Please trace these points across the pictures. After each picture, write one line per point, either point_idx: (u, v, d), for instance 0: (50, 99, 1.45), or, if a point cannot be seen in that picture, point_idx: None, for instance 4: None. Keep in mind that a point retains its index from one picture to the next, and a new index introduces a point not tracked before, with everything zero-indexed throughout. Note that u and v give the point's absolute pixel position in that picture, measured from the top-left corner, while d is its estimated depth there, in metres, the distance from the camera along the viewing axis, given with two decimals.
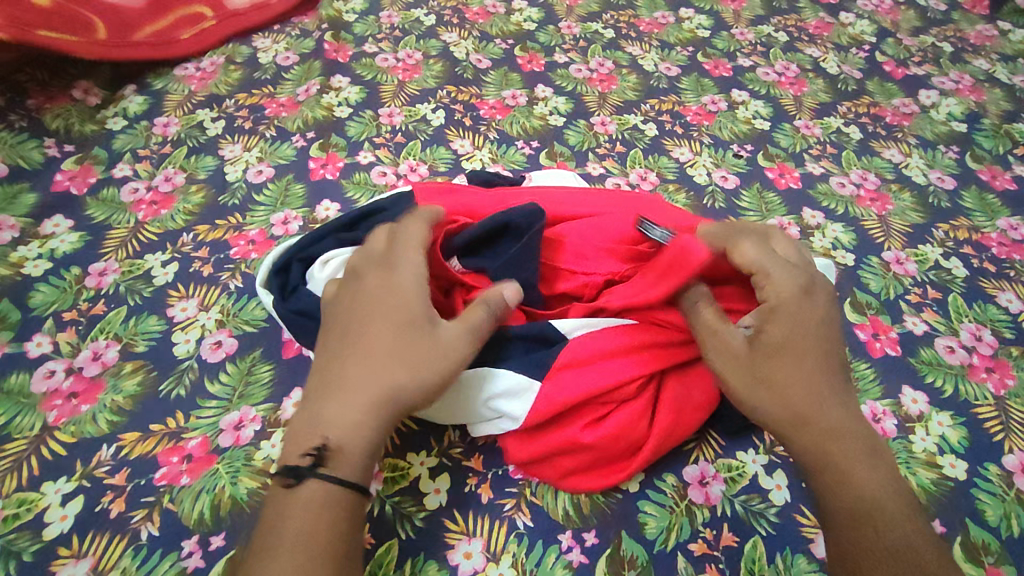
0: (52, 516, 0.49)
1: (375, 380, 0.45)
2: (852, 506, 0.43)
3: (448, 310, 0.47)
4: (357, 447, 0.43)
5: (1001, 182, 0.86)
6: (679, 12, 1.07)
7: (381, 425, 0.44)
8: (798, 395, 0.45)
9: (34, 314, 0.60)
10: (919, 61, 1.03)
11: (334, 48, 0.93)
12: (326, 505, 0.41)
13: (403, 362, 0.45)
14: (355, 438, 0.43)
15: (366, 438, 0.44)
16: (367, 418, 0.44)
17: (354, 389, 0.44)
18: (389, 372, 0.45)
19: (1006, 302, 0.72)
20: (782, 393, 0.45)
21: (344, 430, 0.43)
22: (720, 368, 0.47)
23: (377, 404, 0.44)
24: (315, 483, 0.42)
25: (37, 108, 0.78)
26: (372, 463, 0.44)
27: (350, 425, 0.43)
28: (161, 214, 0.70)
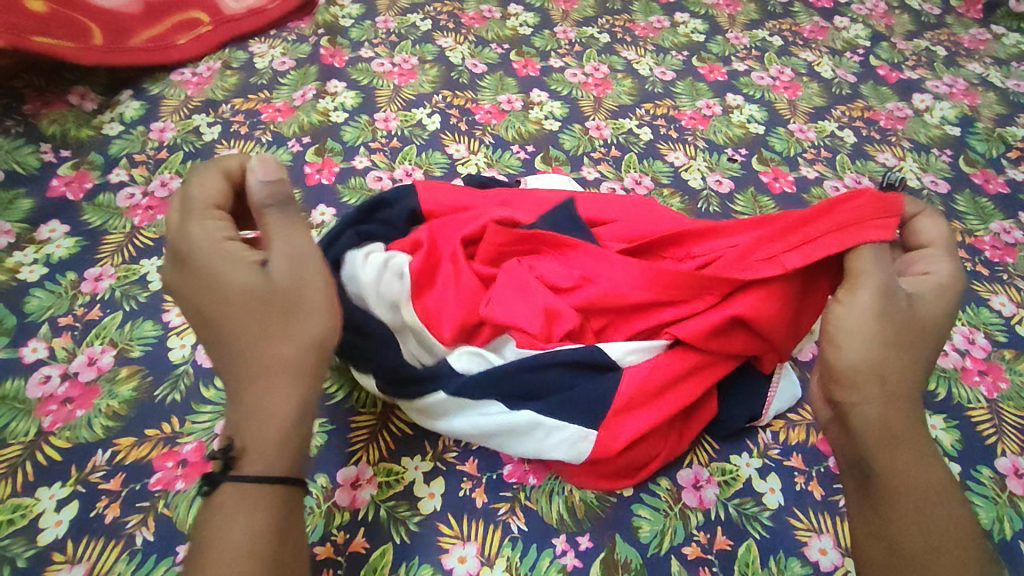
0: (46, 522, 0.49)
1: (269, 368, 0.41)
2: (904, 486, 0.41)
3: (298, 269, 0.43)
4: (271, 440, 0.40)
5: (994, 186, 0.86)
6: (674, 16, 1.08)
7: (296, 411, 0.41)
8: (910, 373, 0.44)
9: (29, 320, 0.60)
10: (912, 65, 1.04)
11: (331, 53, 0.93)
12: (241, 506, 0.38)
13: (283, 342, 0.41)
14: (268, 431, 0.40)
15: (279, 424, 0.40)
16: (277, 408, 0.40)
17: (263, 376, 0.41)
18: (277, 354, 0.41)
19: (999, 305, 0.72)
20: (898, 364, 0.44)
21: (260, 425, 0.40)
22: (853, 311, 0.44)
23: (280, 392, 0.41)
24: (230, 487, 0.38)
25: (33, 114, 0.78)
26: (292, 453, 0.40)
27: (261, 419, 0.40)
28: (157, 219, 0.70)
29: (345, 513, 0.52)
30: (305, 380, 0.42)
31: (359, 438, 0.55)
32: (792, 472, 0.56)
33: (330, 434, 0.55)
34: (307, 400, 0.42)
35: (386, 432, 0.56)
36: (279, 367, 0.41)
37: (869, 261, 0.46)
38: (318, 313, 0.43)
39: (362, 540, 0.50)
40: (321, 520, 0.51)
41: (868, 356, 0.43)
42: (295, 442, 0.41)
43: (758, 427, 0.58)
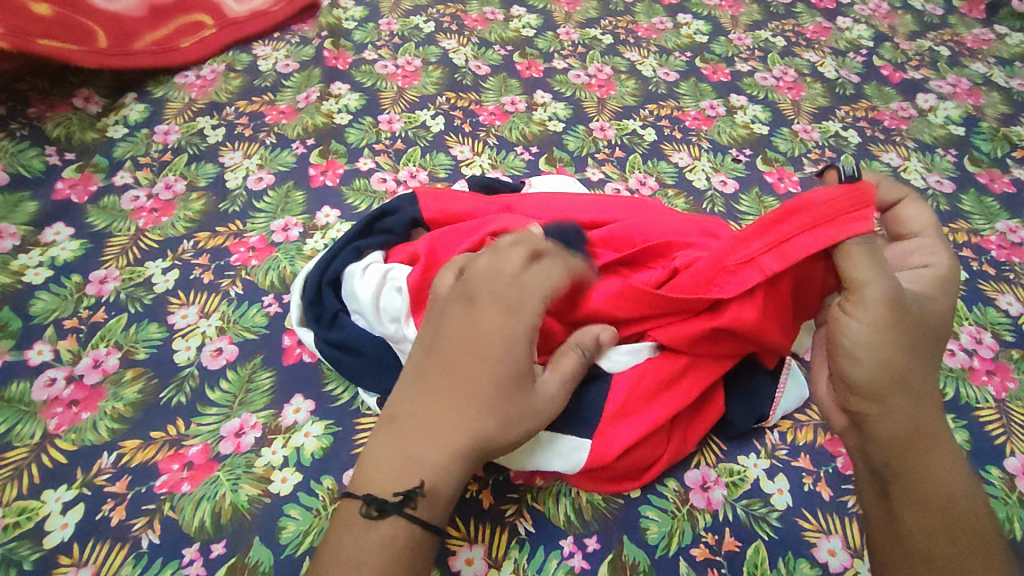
0: (52, 524, 0.49)
1: (472, 427, 0.43)
2: (929, 490, 0.42)
3: (575, 369, 0.47)
4: (442, 491, 0.42)
5: (1000, 185, 0.86)
6: (677, 18, 1.08)
7: (463, 469, 0.43)
8: (924, 370, 0.44)
9: (34, 322, 0.60)
10: (916, 65, 1.04)
11: (334, 55, 0.93)
12: (408, 548, 0.40)
13: (491, 416, 0.44)
14: (441, 481, 0.42)
15: (453, 482, 0.42)
16: (448, 460, 0.42)
17: (448, 428, 0.43)
18: (484, 425, 0.43)
19: (1006, 305, 0.72)
20: (911, 363, 0.44)
21: (433, 471, 0.42)
22: (866, 317, 0.44)
23: (461, 450, 0.43)
24: (401, 523, 0.40)
25: (38, 117, 0.78)
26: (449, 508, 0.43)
27: (435, 467, 0.42)
28: (162, 221, 0.70)
29: None
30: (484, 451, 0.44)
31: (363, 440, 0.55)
32: (800, 472, 0.56)
33: (334, 436, 0.55)
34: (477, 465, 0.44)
35: None
36: (472, 431, 0.43)
37: (869, 266, 0.45)
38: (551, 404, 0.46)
39: None
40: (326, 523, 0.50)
41: (880, 365, 0.44)
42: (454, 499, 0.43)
43: (765, 428, 0.58)
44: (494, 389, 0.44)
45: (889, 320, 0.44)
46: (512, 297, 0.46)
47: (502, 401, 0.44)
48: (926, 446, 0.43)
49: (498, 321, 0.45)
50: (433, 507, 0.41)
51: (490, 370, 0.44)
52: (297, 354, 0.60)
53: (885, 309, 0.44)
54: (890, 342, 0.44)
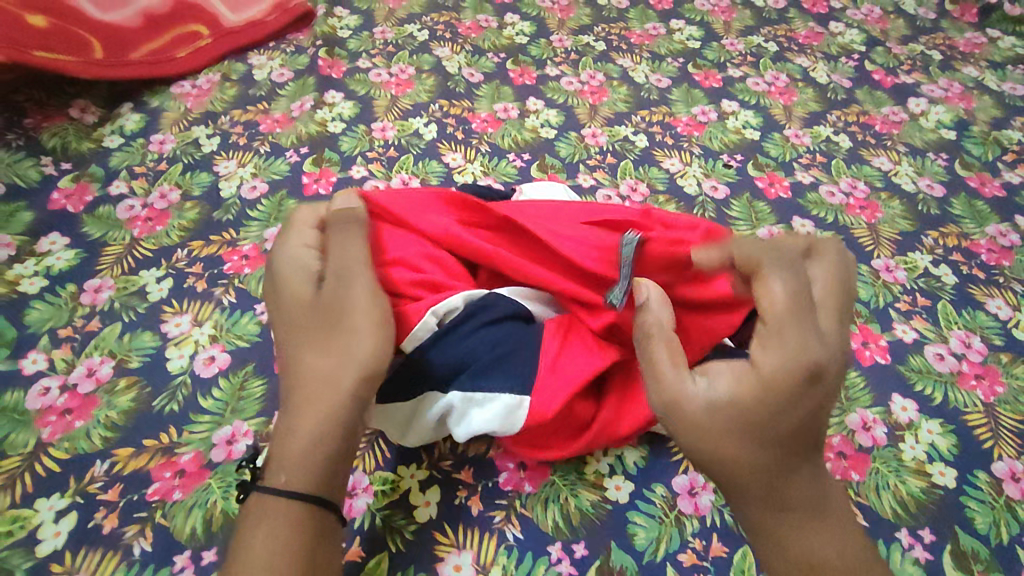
0: (45, 533, 0.50)
1: (307, 391, 0.43)
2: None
3: (360, 288, 0.46)
4: (294, 457, 0.42)
5: (990, 189, 0.87)
6: (670, 23, 1.08)
7: (316, 430, 0.42)
8: (760, 463, 0.40)
9: (29, 332, 0.61)
10: (908, 69, 1.04)
11: (328, 64, 0.94)
12: (263, 517, 0.40)
13: (318, 361, 0.44)
14: (291, 449, 0.42)
15: (303, 440, 0.42)
16: (302, 429, 0.43)
17: (292, 394, 0.44)
18: (315, 374, 0.44)
19: (995, 309, 0.72)
20: (739, 462, 0.40)
21: (280, 442, 0.43)
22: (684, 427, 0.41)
23: (302, 415, 0.43)
24: (258, 496, 0.41)
25: (35, 128, 0.79)
26: (310, 468, 0.42)
27: (286, 437, 0.42)
28: (156, 230, 0.71)
29: None
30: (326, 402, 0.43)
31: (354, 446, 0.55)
32: None
33: None
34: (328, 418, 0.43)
35: (383, 441, 0.56)
36: (321, 386, 0.43)
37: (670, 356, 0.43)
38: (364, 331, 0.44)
39: (358, 549, 0.51)
40: None
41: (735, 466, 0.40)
42: (314, 458, 0.42)
43: None
44: (318, 339, 0.45)
45: (726, 413, 0.40)
46: (302, 269, 0.48)
47: (329, 348, 0.44)
48: (791, 537, 0.40)
49: (294, 291, 0.47)
50: (286, 472, 0.42)
51: (320, 326, 0.45)
52: None
53: (721, 413, 0.40)
54: (721, 444, 0.40)
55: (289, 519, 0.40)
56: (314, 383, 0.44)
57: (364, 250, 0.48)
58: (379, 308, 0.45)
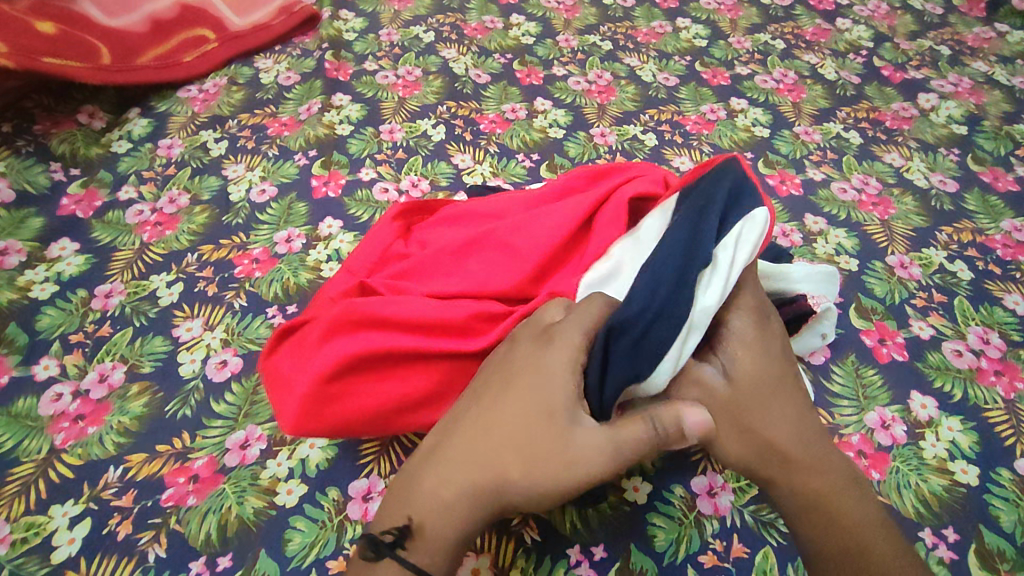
0: (59, 539, 0.49)
1: (458, 470, 0.43)
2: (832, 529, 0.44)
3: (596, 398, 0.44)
4: (442, 538, 0.43)
5: (1004, 184, 0.86)
6: (676, 22, 1.08)
7: (464, 525, 0.43)
8: (785, 425, 0.47)
9: (41, 338, 0.61)
10: (917, 65, 1.04)
11: (335, 67, 0.94)
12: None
13: (517, 460, 0.42)
14: (442, 530, 0.43)
15: (453, 530, 0.43)
16: (455, 516, 0.43)
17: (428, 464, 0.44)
18: (506, 466, 0.43)
19: (1013, 304, 0.72)
20: (758, 431, 0.46)
21: (430, 516, 0.43)
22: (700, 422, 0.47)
23: (467, 507, 0.43)
24: (393, 562, 0.42)
25: (43, 134, 0.79)
26: (450, 559, 0.43)
27: (441, 517, 0.43)
28: (166, 234, 0.71)
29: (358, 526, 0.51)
30: (499, 502, 0.43)
31: (370, 450, 0.55)
32: None
33: (339, 445, 0.55)
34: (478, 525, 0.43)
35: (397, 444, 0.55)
36: (479, 474, 0.43)
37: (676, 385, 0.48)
38: (582, 456, 0.42)
39: None
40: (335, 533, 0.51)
41: (734, 455, 0.46)
42: (452, 550, 0.43)
43: None
44: (509, 434, 0.43)
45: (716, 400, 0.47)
46: (549, 341, 0.45)
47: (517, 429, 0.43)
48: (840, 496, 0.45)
49: (537, 386, 0.44)
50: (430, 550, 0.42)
51: (526, 418, 0.44)
52: None
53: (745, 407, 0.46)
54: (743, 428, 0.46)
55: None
56: (507, 475, 0.42)
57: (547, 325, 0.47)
58: (606, 454, 0.42)
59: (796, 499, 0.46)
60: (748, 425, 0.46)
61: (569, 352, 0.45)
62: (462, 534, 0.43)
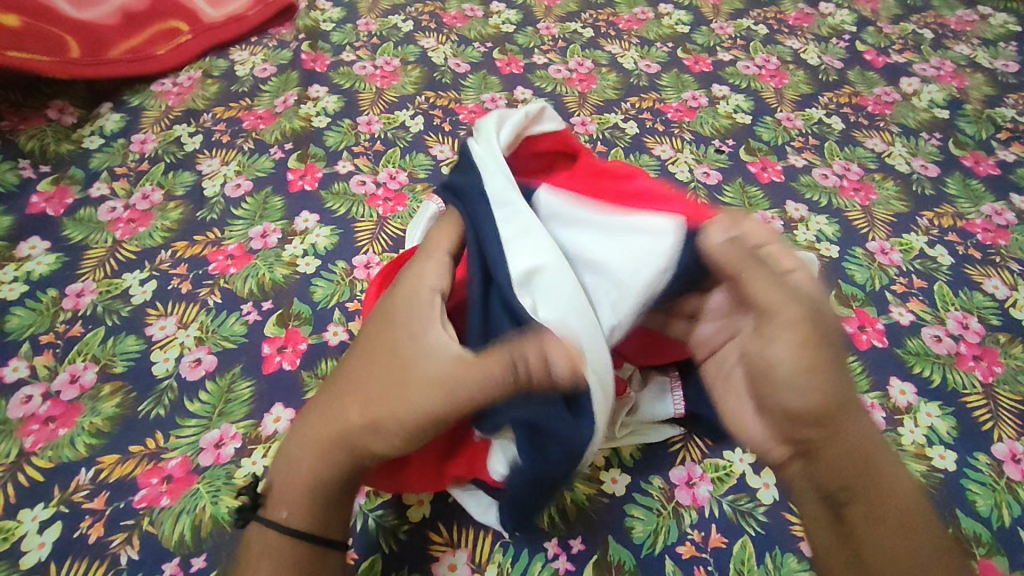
0: (29, 544, 0.49)
1: (321, 425, 0.45)
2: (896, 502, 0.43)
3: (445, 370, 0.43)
4: (298, 493, 0.44)
5: (985, 167, 0.86)
6: (658, 8, 1.07)
7: (323, 482, 0.44)
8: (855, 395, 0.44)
9: (10, 339, 0.60)
10: (899, 49, 1.03)
11: (312, 58, 0.92)
12: (262, 554, 0.44)
13: (358, 412, 0.44)
14: (296, 484, 0.45)
15: (304, 478, 0.45)
16: (309, 471, 0.45)
17: (317, 405, 0.47)
18: (347, 419, 0.44)
19: (992, 288, 0.72)
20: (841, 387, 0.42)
21: (290, 473, 0.45)
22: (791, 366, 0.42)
23: (318, 461, 0.44)
24: (258, 526, 0.45)
25: (11, 130, 0.77)
26: (314, 514, 0.44)
27: (294, 469, 0.45)
28: (139, 232, 0.70)
29: None
30: (350, 460, 0.44)
31: None
32: None
33: None
34: (337, 479, 0.45)
35: None
36: (333, 429, 0.44)
37: (774, 303, 0.42)
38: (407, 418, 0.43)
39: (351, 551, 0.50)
40: None
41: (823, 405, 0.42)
42: (317, 503, 0.44)
43: None
44: (364, 393, 0.44)
45: (814, 345, 0.41)
46: (406, 297, 0.47)
47: (370, 396, 0.44)
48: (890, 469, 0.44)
49: (401, 341, 0.45)
50: (290, 507, 0.44)
51: (374, 397, 0.44)
52: (276, 363, 0.59)
53: (812, 381, 0.41)
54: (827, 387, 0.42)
55: (276, 549, 0.44)
56: (349, 429, 0.44)
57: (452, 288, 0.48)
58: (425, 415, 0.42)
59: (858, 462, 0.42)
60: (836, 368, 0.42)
61: (413, 311, 0.46)
62: (319, 485, 0.44)
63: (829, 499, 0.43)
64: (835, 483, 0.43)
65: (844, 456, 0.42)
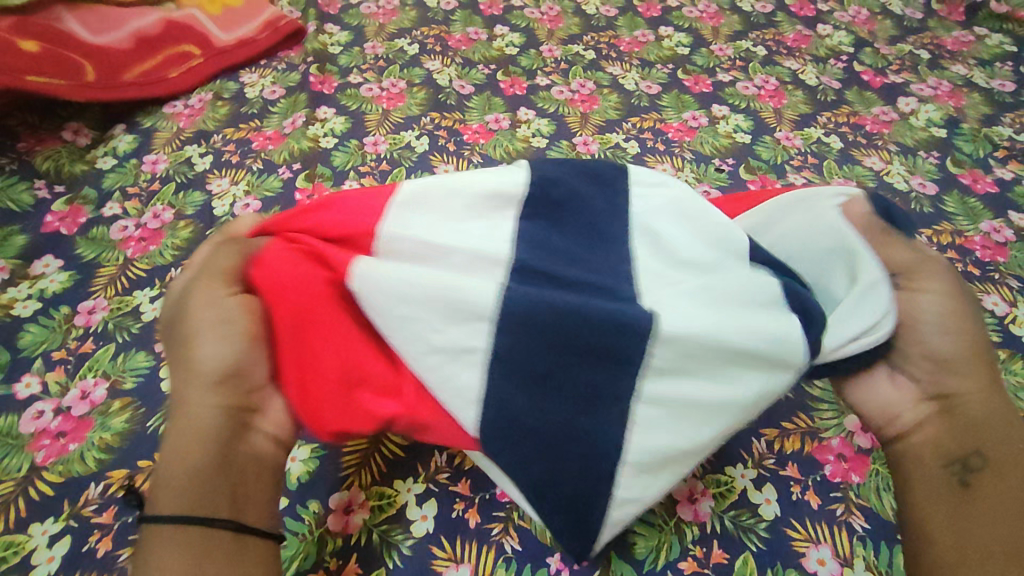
0: (39, 558, 0.49)
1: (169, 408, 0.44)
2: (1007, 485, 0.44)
3: (210, 286, 0.45)
4: (172, 475, 0.40)
5: (983, 186, 0.87)
6: (659, 30, 1.09)
7: (182, 446, 0.41)
8: (978, 348, 0.47)
9: (23, 355, 0.61)
10: (897, 69, 1.05)
11: (320, 80, 0.94)
12: (151, 550, 0.39)
13: (185, 367, 0.43)
14: (168, 468, 0.41)
15: (180, 455, 0.41)
16: (171, 446, 0.41)
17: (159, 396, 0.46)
18: (181, 376, 0.43)
19: (991, 305, 0.72)
20: (957, 330, 0.47)
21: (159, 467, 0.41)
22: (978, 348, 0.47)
23: (173, 431, 0.41)
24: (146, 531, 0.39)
25: (28, 151, 0.80)
26: (187, 487, 0.40)
27: (163, 458, 0.41)
28: (150, 250, 0.71)
29: (338, 539, 0.52)
30: (188, 421, 0.42)
31: (349, 463, 0.56)
32: (788, 481, 0.56)
33: (320, 459, 0.56)
34: (187, 438, 0.41)
35: (377, 456, 0.56)
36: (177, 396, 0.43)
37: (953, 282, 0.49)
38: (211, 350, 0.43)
39: (355, 566, 0.50)
40: (314, 547, 0.51)
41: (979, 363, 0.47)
42: (186, 477, 0.40)
43: (752, 437, 0.58)
44: (176, 354, 0.44)
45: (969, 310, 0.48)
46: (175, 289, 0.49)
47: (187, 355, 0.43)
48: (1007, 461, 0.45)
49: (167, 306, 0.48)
50: (156, 499, 0.40)
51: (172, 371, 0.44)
52: None
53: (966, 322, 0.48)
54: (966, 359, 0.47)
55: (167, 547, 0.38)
56: (185, 385, 0.43)
57: (232, 263, 0.46)
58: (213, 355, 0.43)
59: (964, 428, 0.46)
60: (971, 331, 0.48)
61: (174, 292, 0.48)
62: (183, 451, 0.41)
63: (953, 466, 0.46)
64: (968, 447, 0.46)
65: (978, 416, 0.46)
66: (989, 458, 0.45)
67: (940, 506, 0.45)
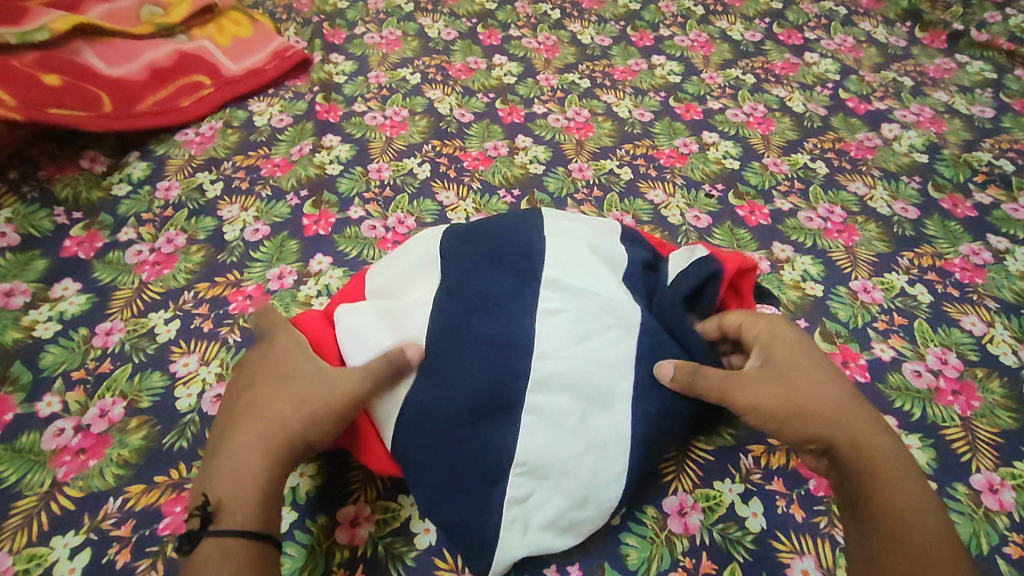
0: (60, 569, 0.52)
1: (252, 439, 0.52)
2: (898, 526, 0.51)
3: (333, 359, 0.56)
4: (247, 502, 0.50)
5: (963, 210, 0.90)
6: (651, 59, 1.13)
7: (261, 481, 0.51)
8: (821, 401, 0.55)
9: (44, 375, 0.64)
10: (881, 96, 1.09)
11: (326, 109, 0.98)
12: (221, 557, 0.47)
13: (290, 411, 0.53)
14: (243, 492, 0.50)
15: (255, 482, 0.51)
16: (253, 472, 0.51)
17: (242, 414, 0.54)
18: (286, 417, 0.53)
19: (970, 325, 0.75)
20: (792, 393, 0.56)
21: (232, 488, 0.50)
22: (798, 404, 0.55)
23: (261, 460, 0.51)
24: (211, 541, 0.48)
25: (48, 179, 0.83)
26: (260, 517, 0.50)
27: (235, 480, 0.51)
28: (164, 274, 0.74)
29: (345, 550, 0.54)
30: (272, 456, 0.52)
31: (356, 478, 0.58)
32: (774, 495, 0.59)
33: (328, 475, 0.58)
34: (266, 473, 0.51)
35: (383, 472, 0.59)
36: (279, 435, 0.52)
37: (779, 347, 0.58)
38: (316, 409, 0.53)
39: None
40: (323, 558, 0.54)
41: (827, 411, 0.55)
42: (258, 508, 0.50)
43: (740, 453, 0.61)
44: (282, 398, 0.54)
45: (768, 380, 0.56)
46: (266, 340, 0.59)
47: (296, 408, 0.53)
48: (896, 501, 0.52)
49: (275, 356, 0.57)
50: (237, 515, 0.49)
51: (267, 409, 0.54)
52: None
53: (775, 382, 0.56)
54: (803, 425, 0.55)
55: (229, 556, 0.48)
56: (285, 427, 0.53)
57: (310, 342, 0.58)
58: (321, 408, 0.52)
59: (859, 476, 0.53)
60: (800, 396, 0.55)
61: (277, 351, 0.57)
62: (263, 485, 0.51)
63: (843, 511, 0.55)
64: (851, 498, 0.54)
65: (850, 454, 0.54)
66: (867, 498, 0.53)
67: (862, 538, 0.52)
